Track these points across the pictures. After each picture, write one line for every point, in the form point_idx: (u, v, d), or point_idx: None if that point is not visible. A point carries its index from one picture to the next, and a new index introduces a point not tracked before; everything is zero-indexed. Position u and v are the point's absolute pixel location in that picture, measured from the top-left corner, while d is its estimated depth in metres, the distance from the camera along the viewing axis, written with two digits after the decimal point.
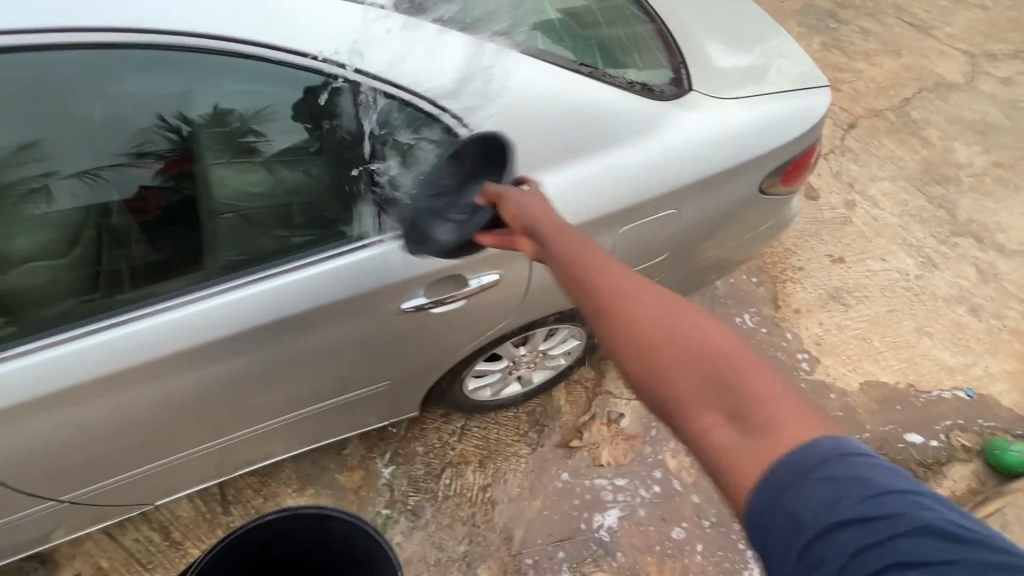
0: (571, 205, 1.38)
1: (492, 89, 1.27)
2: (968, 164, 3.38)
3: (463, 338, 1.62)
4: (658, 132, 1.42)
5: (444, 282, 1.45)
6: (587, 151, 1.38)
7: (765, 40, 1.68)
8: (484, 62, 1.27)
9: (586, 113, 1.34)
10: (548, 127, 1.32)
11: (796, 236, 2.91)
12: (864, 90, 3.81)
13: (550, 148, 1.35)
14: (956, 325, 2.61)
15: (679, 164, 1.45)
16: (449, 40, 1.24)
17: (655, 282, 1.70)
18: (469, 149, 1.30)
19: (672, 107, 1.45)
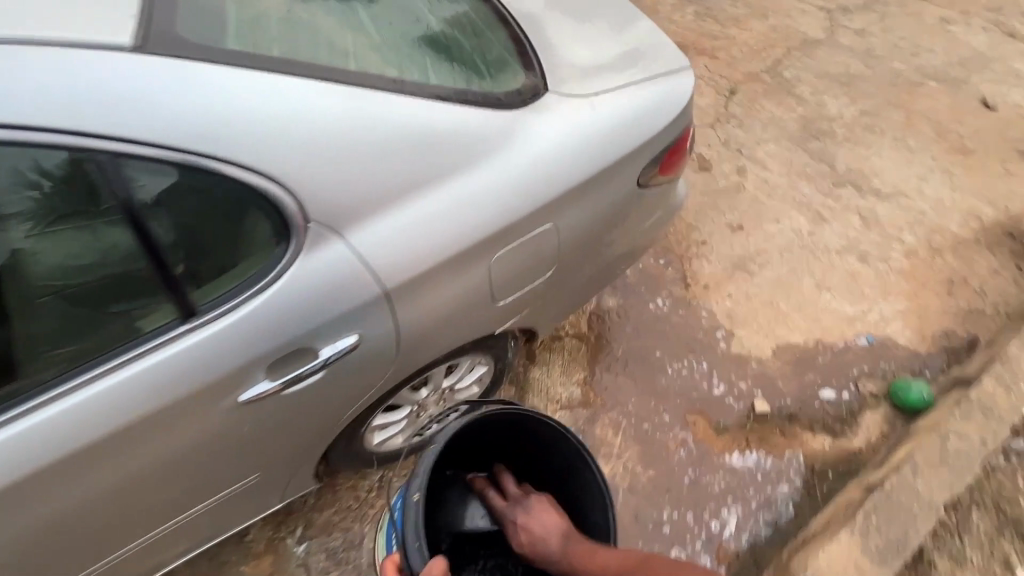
0: (428, 242, 1.17)
1: (300, 126, 1.04)
2: (840, 115, 3.55)
3: (343, 408, 1.35)
4: (518, 142, 1.25)
5: (290, 357, 1.15)
6: (438, 178, 1.17)
7: (616, 27, 1.59)
8: (278, 97, 1.02)
9: (429, 133, 1.14)
10: (377, 161, 1.11)
11: (695, 209, 2.92)
12: (739, 55, 3.91)
13: (388, 184, 1.13)
14: (850, 275, 2.72)
15: (545, 175, 1.28)
16: (225, 80, 0.99)
17: (548, 296, 1.55)
18: (282, 203, 1.05)
19: (523, 113, 1.27)
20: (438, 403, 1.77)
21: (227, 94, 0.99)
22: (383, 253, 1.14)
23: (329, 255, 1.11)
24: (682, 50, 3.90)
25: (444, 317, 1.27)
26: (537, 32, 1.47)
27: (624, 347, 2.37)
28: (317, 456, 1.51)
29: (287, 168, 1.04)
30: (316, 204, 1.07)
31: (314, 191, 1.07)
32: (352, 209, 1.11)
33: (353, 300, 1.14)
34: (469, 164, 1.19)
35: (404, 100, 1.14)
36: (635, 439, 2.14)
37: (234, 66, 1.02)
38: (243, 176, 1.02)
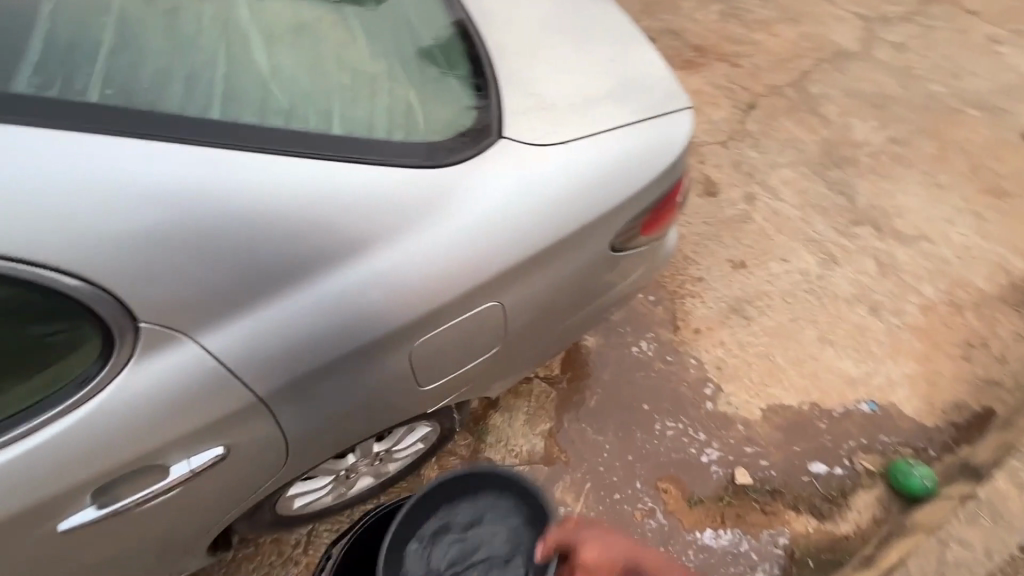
0: (324, 333, 0.95)
1: (141, 202, 0.80)
2: (866, 142, 3.23)
3: (215, 520, 1.11)
4: (450, 208, 1.01)
5: (125, 478, 0.92)
6: (339, 255, 0.93)
7: (598, 55, 1.31)
8: (98, 162, 0.77)
9: (329, 200, 0.91)
10: (247, 242, 0.87)
11: (695, 240, 2.66)
12: (763, 64, 3.58)
13: (262, 268, 0.89)
14: (857, 329, 2.47)
15: (479, 252, 1.03)
16: (21, 142, 0.75)
17: (491, 373, 1.32)
18: (101, 308, 0.80)
19: (456, 174, 1.02)
20: (370, 464, 1.56)
21: (22, 164, 0.74)
22: (255, 351, 0.91)
23: (176, 357, 0.87)
24: (701, 54, 3.57)
25: (344, 415, 1.06)
26: (498, 57, 1.19)
27: (597, 396, 2.15)
28: (200, 557, 1.25)
29: (109, 256, 0.79)
30: (164, 294, 0.84)
31: (164, 278, 0.83)
32: (218, 297, 0.87)
33: (213, 411, 0.92)
34: (375, 241, 0.96)
35: (287, 161, 0.88)
36: (597, 505, 1.95)
37: (36, 121, 0.76)
38: (33, 273, 0.75)
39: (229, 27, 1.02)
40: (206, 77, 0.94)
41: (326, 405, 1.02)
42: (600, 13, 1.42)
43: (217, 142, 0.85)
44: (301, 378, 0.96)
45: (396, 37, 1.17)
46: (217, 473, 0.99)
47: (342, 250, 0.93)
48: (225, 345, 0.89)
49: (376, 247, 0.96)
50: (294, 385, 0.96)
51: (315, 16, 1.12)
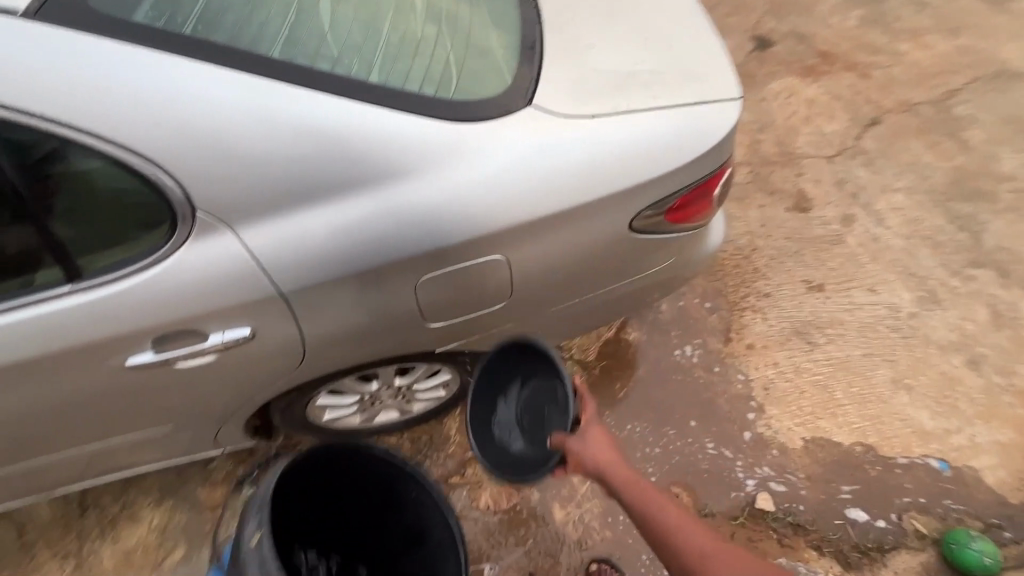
0: (339, 255, 1.06)
1: (211, 114, 0.90)
2: (1014, 176, 2.78)
3: (249, 395, 1.29)
4: (465, 161, 1.08)
5: (179, 337, 1.07)
6: (359, 185, 1.03)
7: (654, 41, 1.33)
8: (183, 72, 0.89)
9: (359, 136, 1.00)
10: (290, 158, 0.97)
11: (770, 254, 2.50)
12: (901, 78, 3.20)
13: (296, 183, 0.99)
14: (946, 380, 2.18)
15: (492, 206, 1.11)
16: (110, 43, 0.86)
17: (501, 328, 1.41)
18: (172, 192, 0.93)
19: (485, 130, 1.09)
20: (393, 397, 1.74)
21: (123, 58, 0.86)
22: (281, 255, 1.02)
23: (216, 246, 0.99)
24: (828, 61, 3.29)
25: (350, 330, 1.17)
26: (547, 34, 1.27)
27: (626, 390, 2.14)
28: (235, 429, 1.49)
29: (176, 153, 0.91)
30: (219, 199, 0.95)
31: (222, 184, 0.95)
32: (260, 211, 0.99)
33: (243, 301, 1.04)
34: (399, 178, 1.05)
35: (340, 102, 0.97)
36: (601, 494, 1.94)
37: (136, 39, 0.87)
38: (121, 155, 0.89)
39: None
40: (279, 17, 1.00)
41: (336, 318, 1.14)
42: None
43: (285, 77, 0.94)
44: (316, 290, 1.08)
45: (457, 2, 1.21)
46: (250, 353, 1.14)
47: (368, 179, 1.03)
48: (256, 243, 1.00)
49: (399, 184, 1.05)
50: (310, 292, 1.08)
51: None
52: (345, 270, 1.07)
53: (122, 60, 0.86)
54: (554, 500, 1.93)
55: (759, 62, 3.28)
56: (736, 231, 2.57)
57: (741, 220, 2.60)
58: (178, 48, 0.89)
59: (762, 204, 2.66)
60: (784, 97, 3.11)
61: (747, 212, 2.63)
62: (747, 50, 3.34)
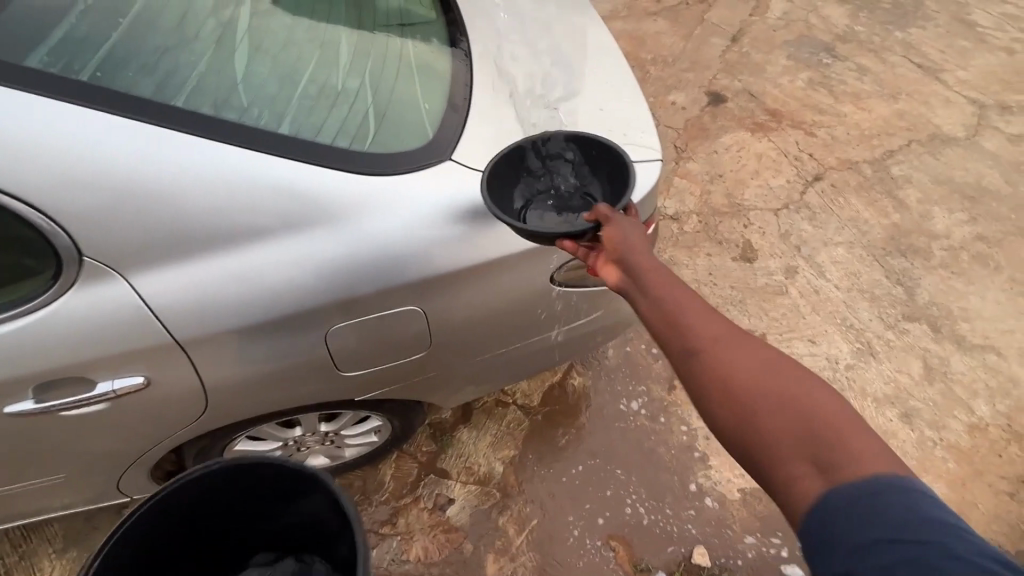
0: (238, 306, 1.06)
1: (109, 168, 0.93)
2: (946, 235, 2.91)
3: (153, 436, 1.26)
4: (371, 216, 1.09)
5: (70, 384, 1.05)
6: (261, 238, 1.04)
7: (580, 99, 1.37)
8: (77, 123, 0.90)
9: (261, 192, 1.02)
10: (184, 206, 0.98)
11: (716, 303, 2.55)
12: (842, 138, 3.29)
13: (193, 230, 1.00)
14: (881, 433, 2.25)
15: (399, 257, 1.12)
16: (11, 96, 0.88)
17: (423, 376, 1.41)
18: (57, 239, 0.93)
19: (394, 183, 1.11)
20: (320, 442, 1.68)
21: (13, 109, 0.88)
22: (177, 303, 1.02)
23: (107, 293, 0.99)
24: (775, 119, 3.34)
25: (255, 380, 1.17)
26: (476, 87, 1.29)
27: (568, 437, 2.11)
28: (140, 474, 1.44)
29: (64, 200, 0.91)
30: (115, 249, 0.97)
31: (119, 235, 0.96)
32: (156, 260, 1.00)
33: (133, 346, 1.03)
34: (302, 229, 1.06)
35: (237, 149, 1.00)
36: (539, 548, 1.90)
37: (38, 92, 0.89)
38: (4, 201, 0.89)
39: (227, 26, 1.13)
40: (186, 70, 1.04)
41: (237, 365, 1.13)
42: (601, 60, 1.46)
43: (182, 127, 0.97)
44: (215, 339, 1.08)
45: (380, 58, 1.26)
46: (151, 399, 1.12)
47: (270, 229, 1.04)
48: (152, 291, 1.00)
49: (303, 234, 1.06)
50: (208, 339, 1.07)
51: (308, 29, 1.22)
52: (244, 320, 1.07)
53: (14, 111, 0.88)
54: (487, 553, 1.88)
55: (712, 116, 3.32)
56: (682, 279, 2.62)
57: (688, 269, 2.66)
58: (71, 99, 0.91)
59: (710, 253, 2.72)
60: (734, 151, 3.17)
61: (695, 261, 2.69)
62: (700, 104, 3.37)
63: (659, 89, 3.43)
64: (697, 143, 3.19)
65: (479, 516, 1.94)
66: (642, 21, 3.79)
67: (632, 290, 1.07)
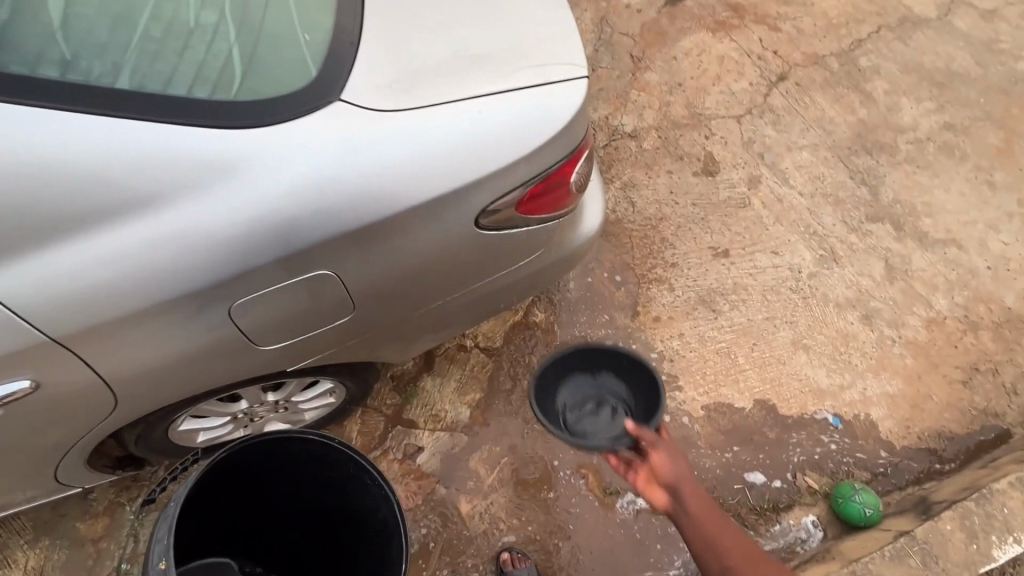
0: (115, 293, 0.95)
1: None
2: (913, 127, 2.80)
3: (75, 430, 1.20)
4: (251, 175, 0.96)
5: None
6: (128, 216, 0.93)
7: (490, 13, 1.20)
8: None
9: (113, 162, 0.89)
10: (26, 188, 0.87)
11: (678, 223, 2.46)
12: (809, 29, 3.05)
13: (45, 214, 0.89)
14: (842, 337, 2.27)
15: (294, 220, 1.00)
16: None
17: (359, 338, 1.34)
18: None
19: (273, 133, 0.97)
20: (273, 410, 1.63)
21: None
22: (46, 297, 0.92)
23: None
24: (738, 14, 3.07)
25: (164, 366, 1.09)
26: (366, 12, 1.12)
27: (533, 375, 2.10)
28: (79, 464, 1.39)
29: None
30: None
31: None
32: (9, 254, 0.89)
33: (7, 348, 0.94)
34: (173, 200, 0.94)
35: (76, 117, 0.88)
36: (511, 483, 1.94)
37: None
38: None
39: None
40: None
41: (139, 354, 1.04)
42: None
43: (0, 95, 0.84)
44: (102, 330, 0.98)
45: None
46: (48, 398, 1.04)
47: (134, 203, 0.92)
48: (11, 288, 0.90)
49: (175, 205, 0.94)
50: (93, 332, 0.98)
51: None
52: (128, 308, 0.97)
53: None
54: (460, 494, 1.92)
55: (670, 16, 3.03)
56: (643, 201, 2.51)
57: (649, 189, 2.54)
58: None
59: (670, 170, 2.59)
60: (694, 55, 2.94)
61: (655, 181, 2.56)
62: (657, 4, 3.06)
63: None
64: (654, 49, 2.94)
65: (450, 459, 1.96)
66: None
67: (680, 516, 1.19)
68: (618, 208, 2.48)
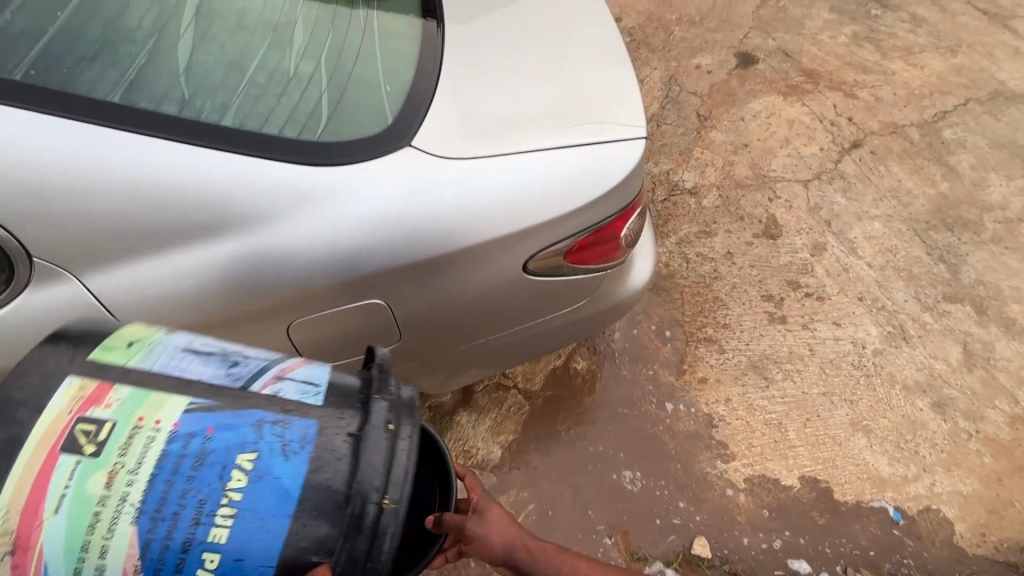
0: (191, 303, 1.05)
1: (51, 171, 0.93)
2: (1001, 206, 2.63)
3: None
4: (322, 207, 1.05)
5: None
6: (213, 235, 1.03)
7: (558, 73, 1.27)
8: (20, 129, 0.91)
9: (206, 187, 1.00)
10: (120, 205, 0.97)
11: (733, 283, 2.40)
12: (888, 98, 2.97)
13: (143, 229, 1.00)
14: (908, 423, 2.09)
15: (355, 250, 1.08)
16: None
17: (401, 368, 1.39)
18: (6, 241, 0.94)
19: (348, 172, 1.07)
20: None
21: None
22: (133, 301, 1.03)
23: (61, 293, 1.00)
24: (812, 80, 3.04)
25: None
26: (444, 68, 1.22)
27: (568, 423, 2.07)
28: None
29: (12, 205, 0.93)
30: (63, 251, 0.97)
31: (66, 237, 0.96)
32: (106, 260, 1.00)
33: None
34: (249, 224, 1.03)
35: (181, 146, 0.99)
36: (536, 532, 1.90)
37: None
38: None
39: (176, 12, 1.11)
40: (129, 63, 1.03)
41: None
42: (586, 31, 1.36)
43: (125, 126, 0.97)
44: None
45: (341, 35, 1.20)
46: None
47: (215, 224, 1.02)
48: (105, 290, 1.02)
49: (254, 228, 1.04)
50: None
51: (264, 10, 1.18)
52: (200, 317, 1.07)
53: None
54: None
55: (741, 79, 3.05)
56: (698, 257, 2.47)
57: (705, 247, 2.50)
58: (18, 104, 0.92)
59: (729, 229, 2.56)
60: (763, 117, 2.93)
61: (712, 239, 2.53)
62: (728, 66, 3.09)
63: (684, 51, 3.14)
64: (722, 109, 2.95)
65: None
66: None
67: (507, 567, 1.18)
68: (671, 262, 2.46)
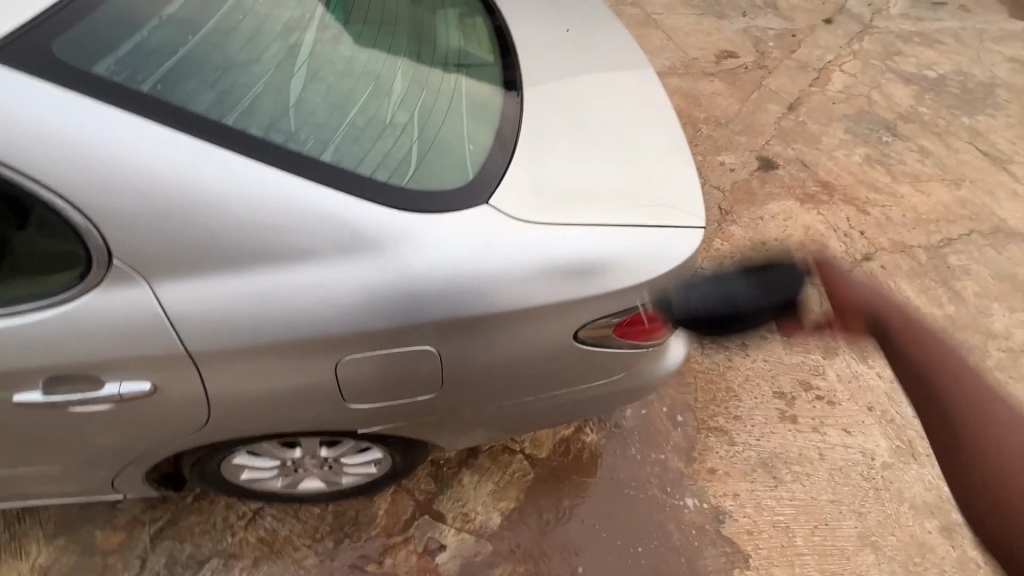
0: (252, 324, 1.06)
1: (153, 178, 0.95)
2: (1004, 335, 2.71)
3: (148, 438, 1.25)
4: (397, 249, 1.08)
5: (75, 379, 1.08)
6: (288, 261, 1.04)
7: (627, 155, 1.34)
8: (133, 134, 0.94)
9: (293, 214, 1.02)
10: (208, 219, 0.99)
11: (747, 375, 2.42)
12: (898, 219, 3.14)
13: (224, 247, 1.01)
14: (917, 545, 2.04)
15: (420, 296, 1.10)
16: (80, 101, 0.92)
17: (429, 418, 1.37)
18: (89, 238, 0.96)
19: (427, 221, 1.10)
20: (318, 466, 1.64)
21: (79, 117, 0.91)
22: (196, 314, 1.03)
23: (131, 297, 1.01)
24: (828, 191, 3.22)
25: (260, 399, 1.16)
26: (523, 136, 1.28)
27: (572, 498, 2.00)
28: (135, 474, 1.42)
29: (107, 205, 0.95)
30: (142, 257, 0.99)
31: (150, 242, 0.98)
32: (181, 270, 1.01)
33: (150, 350, 1.05)
34: (325, 256, 1.05)
35: (278, 173, 1.01)
36: None
37: (104, 100, 0.93)
38: (53, 200, 0.93)
39: (289, 54, 1.20)
40: (241, 91, 1.08)
41: (244, 382, 1.12)
42: (654, 120, 1.45)
43: (229, 146, 0.99)
44: (226, 353, 1.08)
45: (433, 94, 1.28)
46: (150, 400, 1.12)
47: (291, 251, 1.04)
48: (171, 300, 1.02)
49: (329, 261, 1.06)
50: (222, 353, 1.07)
51: (366, 63, 1.27)
52: (256, 338, 1.07)
53: (83, 119, 0.91)
54: None
55: (761, 181, 3.22)
56: (713, 345, 2.50)
57: (721, 335, 2.54)
58: (135, 110, 0.95)
59: None
60: (781, 219, 3.06)
61: None
62: (750, 168, 3.27)
63: (709, 149, 3.34)
64: (742, 206, 3.09)
65: (468, 568, 1.84)
66: (700, 80, 3.71)
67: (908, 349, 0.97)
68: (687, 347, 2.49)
